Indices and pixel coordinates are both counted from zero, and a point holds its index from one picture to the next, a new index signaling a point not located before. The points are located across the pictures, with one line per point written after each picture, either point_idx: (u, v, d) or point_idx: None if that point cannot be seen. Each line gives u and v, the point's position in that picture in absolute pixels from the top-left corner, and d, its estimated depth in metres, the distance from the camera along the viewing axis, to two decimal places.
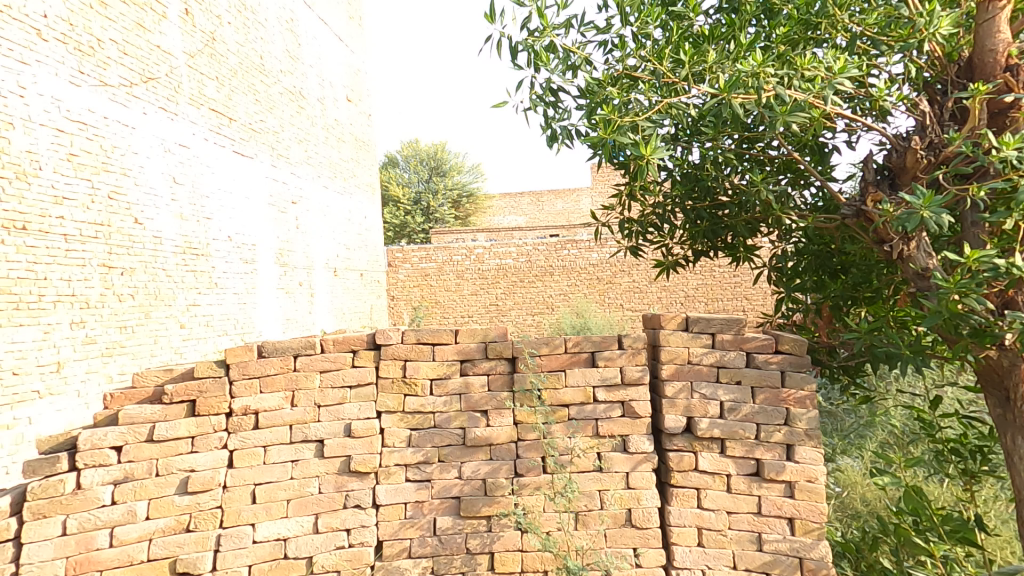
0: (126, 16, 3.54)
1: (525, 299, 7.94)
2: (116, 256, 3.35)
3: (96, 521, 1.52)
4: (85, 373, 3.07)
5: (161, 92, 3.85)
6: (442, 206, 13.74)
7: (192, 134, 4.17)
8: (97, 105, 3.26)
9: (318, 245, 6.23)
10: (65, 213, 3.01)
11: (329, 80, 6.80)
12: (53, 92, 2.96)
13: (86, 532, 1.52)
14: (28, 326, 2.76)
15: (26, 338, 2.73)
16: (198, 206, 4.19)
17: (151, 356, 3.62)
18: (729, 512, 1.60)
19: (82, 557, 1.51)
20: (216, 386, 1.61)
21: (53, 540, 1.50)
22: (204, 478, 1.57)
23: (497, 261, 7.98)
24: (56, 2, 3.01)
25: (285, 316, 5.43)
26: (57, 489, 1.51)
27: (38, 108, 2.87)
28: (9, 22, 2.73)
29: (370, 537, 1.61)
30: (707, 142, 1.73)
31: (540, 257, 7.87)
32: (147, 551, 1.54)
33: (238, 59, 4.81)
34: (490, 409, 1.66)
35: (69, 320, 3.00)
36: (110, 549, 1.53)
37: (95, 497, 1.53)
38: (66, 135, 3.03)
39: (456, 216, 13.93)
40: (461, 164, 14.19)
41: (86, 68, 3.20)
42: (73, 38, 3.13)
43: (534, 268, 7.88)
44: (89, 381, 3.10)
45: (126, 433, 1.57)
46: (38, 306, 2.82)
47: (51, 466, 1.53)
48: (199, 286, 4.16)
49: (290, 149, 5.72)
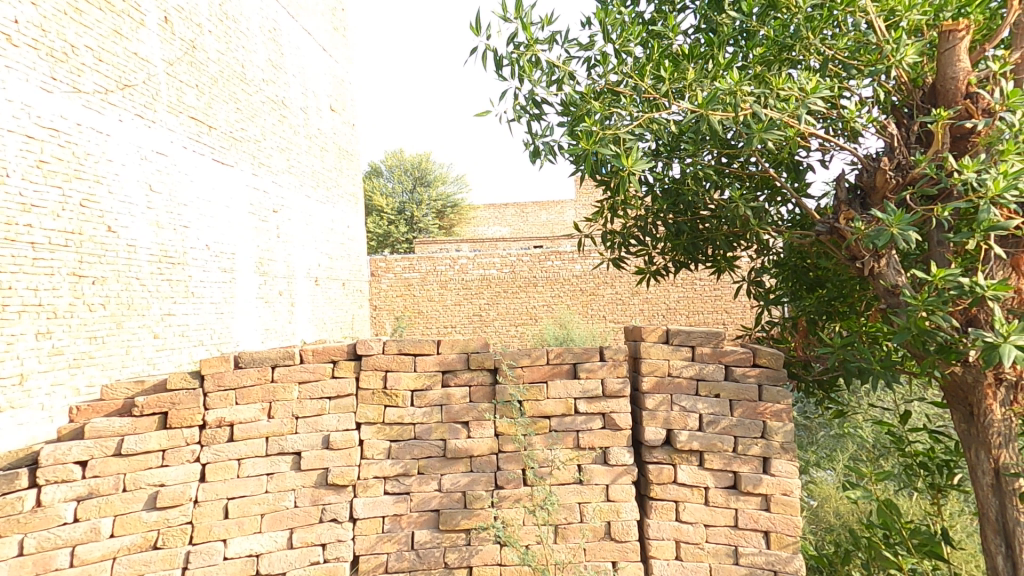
0: (103, 22, 3.49)
1: (508, 310, 7.95)
2: (87, 265, 3.29)
3: (56, 540, 1.47)
4: (50, 386, 2.99)
5: (138, 99, 3.80)
6: (426, 216, 13.72)
7: (170, 142, 4.12)
8: (69, 112, 3.20)
9: (300, 254, 6.17)
10: (33, 221, 2.94)
11: (313, 89, 6.77)
12: (23, 99, 2.90)
13: (45, 552, 1.47)
14: None
15: None
16: (175, 214, 4.13)
17: (123, 368, 3.54)
18: (707, 525, 1.61)
19: None
20: (189, 398, 1.57)
21: (9, 560, 1.45)
22: (174, 493, 1.53)
23: (480, 271, 7.96)
24: (28, 8, 2.96)
25: (264, 326, 5.36)
26: (15, 508, 1.46)
27: (7, 114, 2.81)
28: None
29: (346, 552, 1.58)
30: (687, 158, 1.76)
31: (523, 268, 7.89)
32: (110, 570, 1.50)
33: (219, 68, 4.78)
34: (471, 421, 1.65)
35: (34, 330, 2.92)
36: (70, 569, 1.48)
37: (57, 514, 1.48)
38: (36, 141, 2.97)
39: (439, 226, 13.92)
40: (446, 175, 14.20)
41: (59, 74, 3.15)
42: (46, 44, 3.08)
43: (518, 279, 7.90)
44: (55, 393, 3.01)
45: (93, 447, 1.52)
46: (2, 316, 2.75)
47: (9, 484, 1.47)
48: (175, 295, 4.09)
49: (272, 157, 5.67)
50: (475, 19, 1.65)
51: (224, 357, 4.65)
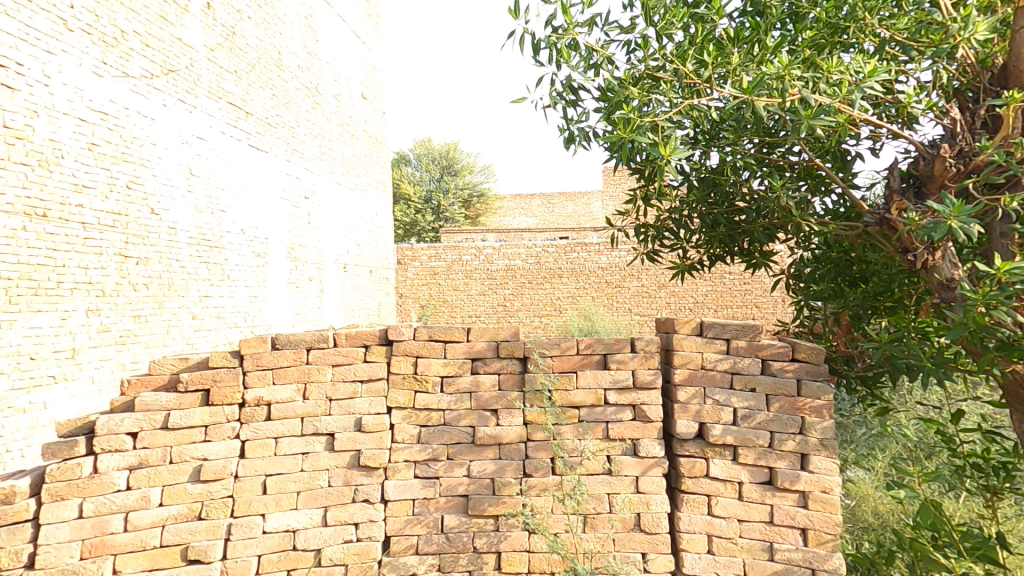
0: (150, 9, 3.61)
1: (533, 301, 7.93)
2: (132, 246, 3.42)
3: (112, 505, 1.54)
4: (99, 361, 3.13)
5: (181, 85, 3.91)
6: (453, 205, 13.80)
7: (210, 127, 4.22)
8: (118, 95, 3.32)
9: (330, 241, 6.28)
10: (85, 201, 3.08)
11: (345, 77, 6.84)
12: (76, 82, 3.03)
13: (101, 516, 1.54)
14: (46, 312, 2.83)
15: (43, 324, 2.81)
16: (213, 198, 4.25)
17: (164, 346, 3.68)
18: (740, 520, 1.59)
19: (97, 541, 1.54)
20: (230, 376, 1.62)
21: (70, 522, 1.53)
22: (216, 468, 1.59)
23: (505, 262, 7.96)
24: None
25: (294, 310, 5.48)
26: (75, 473, 1.54)
27: (62, 97, 2.95)
28: (38, 12, 2.82)
29: (378, 532, 1.62)
30: (727, 147, 1.72)
31: (549, 259, 7.86)
32: (159, 537, 1.56)
33: (257, 54, 4.87)
34: (500, 408, 1.66)
35: (84, 307, 3.06)
36: (123, 534, 1.55)
37: (111, 482, 1.55)
38: (88, 124, 3.11)
39: (465, 215, 13.99)
40: (473, 164, 14.23)
41: (110, 59, 3.27)
42: (98, 29, 3.20)
43: (543, 270, 7.87)
44: (103, 368, 3.16)
45: (143, 419, 1.59)
46: (56, 292, 2.90)
47: (69, 450, 1.56)
48: (212, 278, 4.22)
49: (305, 144, 5.76)
50: (513, 3, 1.64)
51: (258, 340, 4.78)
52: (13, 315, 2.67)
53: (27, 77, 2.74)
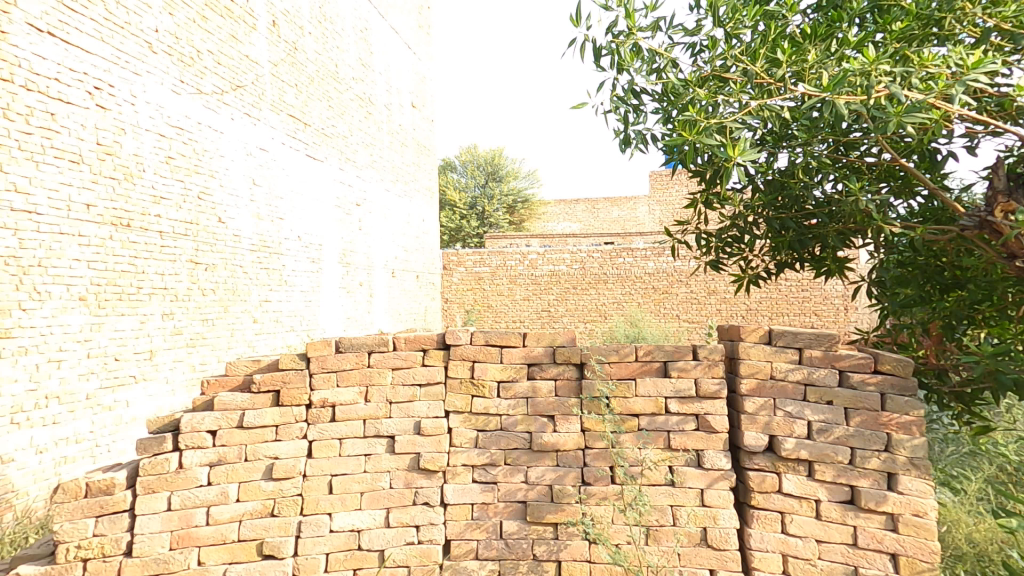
0: (222, 29, 3.85)
1: (577, 306, 7.85)
2: (202, 253, 3.64)
3: (196, 499, 1.63)
4: (172, 362, 3.36)
5: (248, 99, 4.13)
6: (497, 210, 13.92)
7: (272, 139, 4.44)
8: (193, 111, 3.56)
9: (379, 247, 6.44)
10: (163, 210, 3.31)
11: (397, 87, 7.03)
12: (157, 100, 3.28)
13: (187, 509, 1.63)
14: (128, 316, 3.07)
15: (126, 327, 3.05)
16: (273, 207, 4.45)
17: (229, 349, 3.89)
18: (819, 540, 1.51)
19: (183, 533, 1.62)
20: (298, 377, 1.69)
21: (160, 514, 1.62)
22: (287, 466, 1.65)
23: (550, 267, 7.93)
24: (165, 18, 3.35)
25: (345, 315, 5.65)
26: (164, 467, 1.64)
27: (145, 115, 3.19)
28: (127, 37, 3.09)
29: (439, 535, 1.64)
30: (799, 148, 1.65)
31: (594, 265, 7.77)
32: (237, 532, 1.63)
33: (316, 67, 5.08)
34: (557, 415, 1.65)
35: (161, 311, 3.29)
36: (206, 527, 1.63)
37: (195, 476, 1.64)
38: (166, 139, 3.34)
39: (510, 220, 14.07)
40: (518, 170, 14.31)
41: (186, 78, 3.51)
42: (178, 50, 3.45)
43: (588, 275, 7.79)
44: (176, 369, 3.39)
45: (221, 418, 1.68)
46: (137, 297, 3.13)
47: (159, 446, 1.66)
48: (271, 283, 4.42)
49: (357, 153, 5.94)
50: (574, 11, 1.67)
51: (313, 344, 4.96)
52: (98, 318, 2.90)
53: (114, 97, 3.00)
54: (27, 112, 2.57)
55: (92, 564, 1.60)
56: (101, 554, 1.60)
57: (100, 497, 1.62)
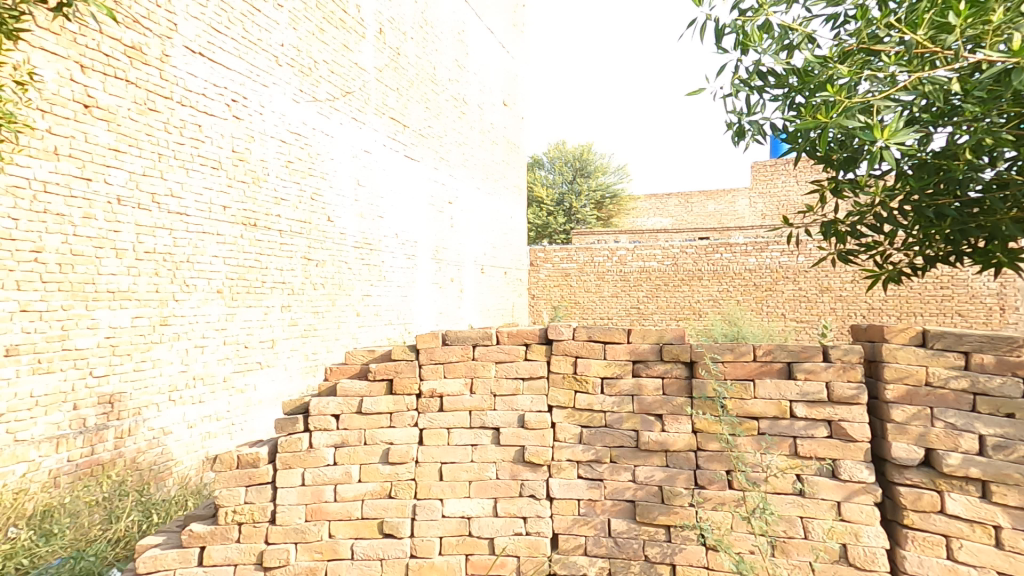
0: (336, 39, 4.15)
1: (669, 304, 7.57)
2: (315, 250, 3.94)
3: (325, 477, 1.76)
4: (290, 350, 3.71)
5: (355, 104, 4.39)
6: (585, 206, 13.79)
7: (375, 140, 4.68)
8: (309, 118, 3.87)
9: (469, 244, 6.59)
10: (283, 210, 3.64)
11: (490, 86, 7.15)
12: (280, 110, 3.61)
13: (318, 485, 1.76)
14: (255, 307, 3.42)
15: (253, 317, 3.41)
16: (374, 206, 4.70)
17: (336, 339, 4.20)
18: (1000, 573, 1.34)
19: (316, 507, 1.75)
20: (408, 368, 1.77)
21: (296, 488, 1.76)
22: (401, 451, 1.75)
23: (640, 263, 7.70)
24: (289, 33, 3.69)
25: (437, 310, 5.84)
26: (297, 446, 1.79)
27: (270, 123, 3.54)
28: (259, 53, 3.46)
29: (546, 528, 1.66)
30: (963, 126, 1.45)
31: (688, 261, 7.45)
32: (361, 510, 1.74)
33: (416, 71, 5.30)
34: (664, 414, 1.60)
35: (281, 303, 3.62)
36: (335, 503, 1.75)
37: (323, 456, 1.77)
38: (287, 145, 3.67)
39: (598, 216, 13.88)
40: (607, 165, 14.08)
41: (304, 87, 3.83)
42: (299, 62, 3.79)
43: (681, 272, 7.49)
44: (293, 357, 3.74)
45: (342, 403, 1.80)
46: (261, 290, 3.47)
47: (292, 426, 1.82)
48: (372, 279, 4.67)
49: (451, 153, 6.13)
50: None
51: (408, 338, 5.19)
52: (231, 308, 3.27)
53: (246, 109, 3.36)
54: (181, 125, 2.98)
55: (246, 528, 1.76)
56: (252, 520, 1.76)
57: (248, 469, 1.78)
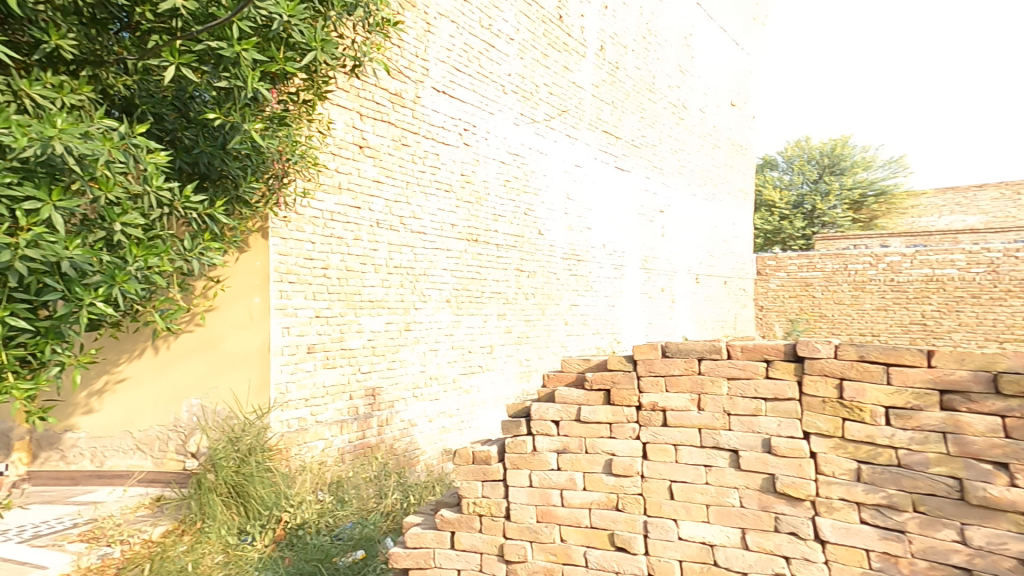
0: (557, 62, 4.42)
1: (967, 319, 7.26)
2: (526, 262, 4.24)
3: (550, 481, 1.81)
4: (507, 356, 4.12)
5: (570, 121, 4.57)
6: (836, 208, 12.11)
7: (586, 154, 4.78)
8: (528, 140, 4.18)
9: (682, 256, 6.26)
10: (501, 226, 4.02)
11: (715, 88, 6.79)
12: (503, 134, 4.01)
13: (545, 488, 1.82)
14: (475, 315, 3.87)
15: (474, 324, 3.85)
16: (583, 217, 4.78)
17: (546, 347, 4.46)
18: None
19: (545, 509, 1.81)
20: (626, 379, 1.73)
21: (525, 488, 1.84)
22: (624, 464, 1.71)
23: (920, 272, 7.48)
24: (515, 63, 4.06)
25: (647, 320, 5.67)
26: (523, 448, 1.86)
27: (493, 147, 3.94)
28: (490, 84, 3.90)
29: (817, 574, 1.48)
30: None
31: (995, 274, 7.13)
32: (589, 518, 1.75)
33: (633, 82, 5.29)
34: (1015, 463, 1.30)
35: (497, 311, 4.03)
36: (563, 508, 1.79)
37: (547, 460, 1.82)
38: (507, 165, 4.05)
39: (853, 219, 12.16)
40: (871, 159, 12.14)
41: (525, 111, 4.16)
42: (523, 89, 4.15)
43: (984, 288, 7.19)
44: (509, 362, 4.14)
45: (562, 410, 1.83)
46: (480, 299, 3.90)
47: (517, 429, 1.90)
48: (580, 289, 4.77)
49: (667, 160, 5.94)
50: None
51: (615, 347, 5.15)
52: (458, 315, 3.75)
53: (475, 137, 3.81)
54: (424, 156, 3.50)
55: (486, 520, 1.88)
56: (489, 513, 1.88)
57: (482, 466, 1.90)
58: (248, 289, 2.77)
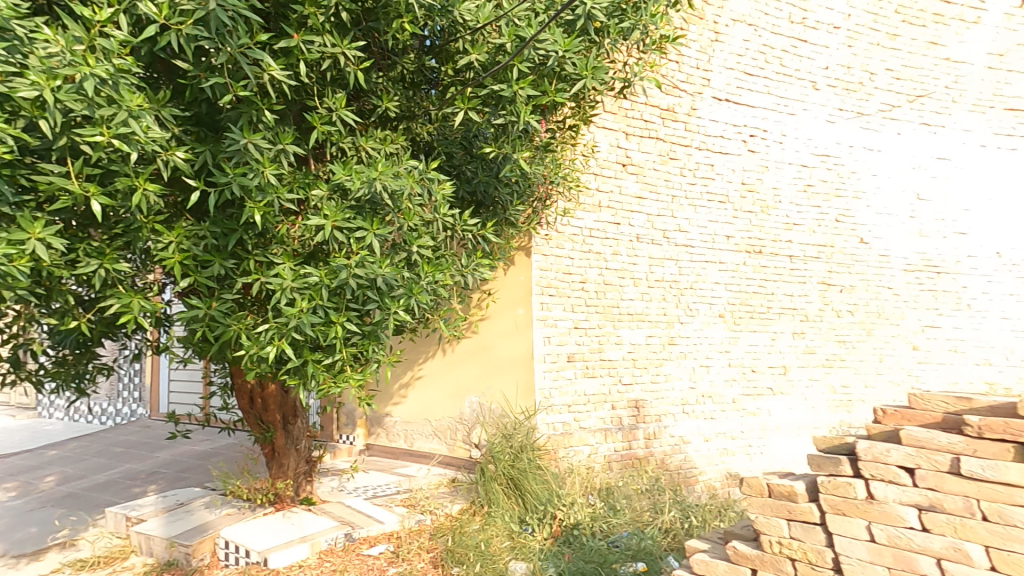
0: (772, 65, 6.21)
1: None
2: (739, 216, 6.12)
3: (905, 539, 2.11)
4: (753, 405, 6.09)
5: (812, 99, 6.45)
6: None
7: (818, 117, 6.50)
8: (749, 126, 6.11)
9: (988, 234, 7.37)
10: (699, 211, 5.93)
11: (974, 44, 7.15)
12: (703, 131, 5.92)
13: (894, 543, 2.12)
14: (692, 319, 5.86)
15: (693, 331, 5.86)
16: (810, 175, 6.47)
17: (797, 398, 6.32)
18: None
19: (898, 557, 2.12)
20: (1012, 426, 1.98)
21: (864, 540, 2.18)
22: (1012, 515, 1.96)
23: None
24: (727, 73, 5.98)
25: (920, 284, 7.03)
26: (851, 492, 2.22)
27: (696, 151, 5.91)
28: (673, 94, 5.75)
29: None
30: None
31: None
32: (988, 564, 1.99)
33: (860, 61, 6.62)
34: None
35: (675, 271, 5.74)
36: (931, 563, 2.07)
37: (892, 510, 2.13)
38: (683, 158, 5.83)
39: None
40: None
41: (742, 117, 6.09)
42: (742, 94, 6.08)
43: None
44: (772, 408, 6.21)
45: (916, 456, 2.13)
46: (692, 308, 5.88)
47: (836, 467, 2.29)
48: (804, 263, 6.44)
49: (932, 118, 7.10)
50: None
51: (870, 308, 6.70)
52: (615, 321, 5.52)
53: (647, 142, 5.69)
54: (609, 162, 5.50)
55: (803, 564, 2.30)
56: (807, 558, 2.29)
57: (786, 502, 2.35)
58: (516, 300, 5.23)
